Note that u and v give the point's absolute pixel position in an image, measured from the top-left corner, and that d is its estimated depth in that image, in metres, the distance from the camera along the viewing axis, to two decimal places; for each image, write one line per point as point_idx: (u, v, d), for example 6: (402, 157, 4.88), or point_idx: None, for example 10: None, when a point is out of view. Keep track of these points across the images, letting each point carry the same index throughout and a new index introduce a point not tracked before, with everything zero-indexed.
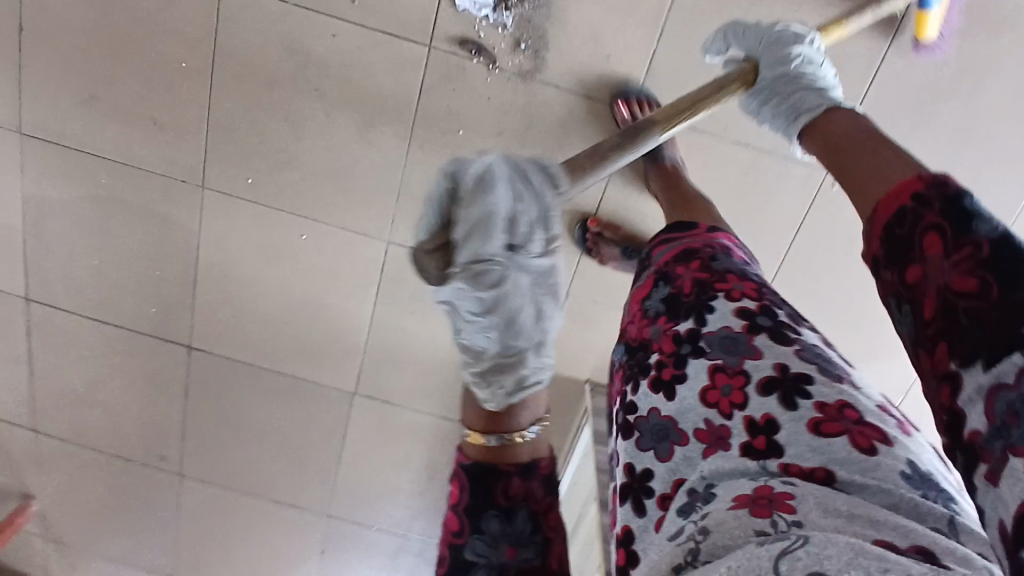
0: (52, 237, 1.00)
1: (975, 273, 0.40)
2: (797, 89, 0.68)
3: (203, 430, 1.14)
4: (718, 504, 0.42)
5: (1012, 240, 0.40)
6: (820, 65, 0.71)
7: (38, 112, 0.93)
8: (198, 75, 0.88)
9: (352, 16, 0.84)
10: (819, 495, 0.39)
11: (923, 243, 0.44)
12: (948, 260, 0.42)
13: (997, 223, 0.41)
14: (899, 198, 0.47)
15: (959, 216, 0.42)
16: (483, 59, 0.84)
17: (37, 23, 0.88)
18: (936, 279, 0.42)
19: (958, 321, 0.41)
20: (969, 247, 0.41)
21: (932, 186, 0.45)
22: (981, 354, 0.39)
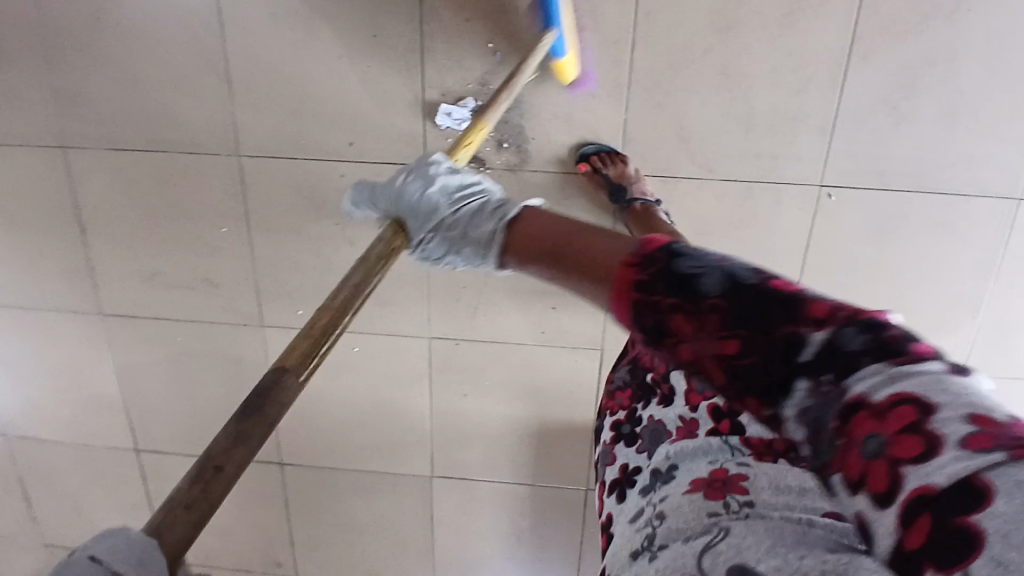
0: (146, 394, 1.14)
1: (733, 333, 0.41)
2: (468, 224, 0.66)
3: (306, 536, 1.23)
4: (680, 489, 0.56)
5: (732, 289, 0.42)
6: (457, 181, 0.69)
7: (114, 295, 1.07)
8: (237, 234, 1.01)
9: (352, 155, 0.94)
10: (771, 475, 0.51)
11: (671, 322, 0.45)
12: (705, 332, 0.42)
13: (714, 272, 0.44)
14: (622, 293, 0.48)
15: (681, 288, 0.44)
16: (475, 164, 0.93)
17: (97, 223, 1.03)
18: (705, 352, 0.43)
19: (746, 380, 0.41)
20: (711, 313, 0.42)
21: (648, 270, 0.47)
22: (777, 394, 0.39)
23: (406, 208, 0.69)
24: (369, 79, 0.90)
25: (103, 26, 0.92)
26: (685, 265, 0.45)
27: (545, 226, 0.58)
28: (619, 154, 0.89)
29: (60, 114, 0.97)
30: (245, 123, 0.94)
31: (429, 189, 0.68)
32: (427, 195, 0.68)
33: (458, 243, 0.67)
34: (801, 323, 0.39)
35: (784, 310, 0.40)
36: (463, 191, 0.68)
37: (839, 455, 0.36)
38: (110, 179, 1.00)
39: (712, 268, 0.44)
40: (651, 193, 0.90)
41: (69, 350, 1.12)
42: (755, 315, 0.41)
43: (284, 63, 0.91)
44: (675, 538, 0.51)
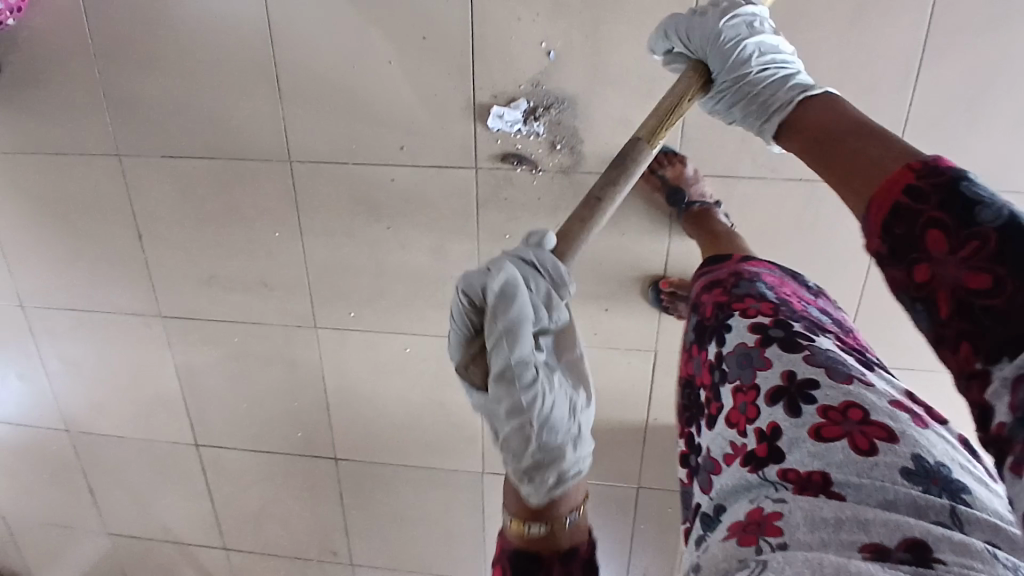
0: (205, 393, 1.17)
1: (988, 268, 0.41)
2: (768, 90, 0.67)
3: (361, 526, 1.26)
4: (718, 535, 0.50)
5: (1015, 228, 0.41)
6: (766, 44, 0.69)
7: (172, 297, 1.10)
8: (290, 238, 1.02)
9: (403, 159, 0.94)
10: (806, 508, 0.46)
11: (926, 240, 0.45)
12: (959, 259, 0.43)
13: (1002, 207, 0.42)
14: (890, 198, 0.48)
15: (962, 207, 0.43)
16: (528, 167, 0.91)
17: (154, 228, 1.05)
18: (949, 279, 0.43)
19: (981, 317, 0.41)
20: (975, 240, 0.42)
21: (928, 179, 0.46)
22: (1006, 350, 0.40)
23: (715, 48, 0.70)
24: (420, 83, 0.89)
25: (156, 34, 0.92)
26: (972, 189, 0.44)
27: (836, 115, 0.59)
28: (677, 155, 0.88)
29: (115, 122, 0.98)
30: (297, 129, 0.94)
31: (749, 42, 0.69)
32: (743, 48, 0.69)
33: (749, 99, 0.69)
34: None
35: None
36: (771, 63, 0.69)
37: None
38: (165, 185, 1.01)
39: (997, 202, 0.42)
40: (710, 194, 0.87)
41: (131, 349, 1.15)
42: None
43: (335, 70, 0.90)
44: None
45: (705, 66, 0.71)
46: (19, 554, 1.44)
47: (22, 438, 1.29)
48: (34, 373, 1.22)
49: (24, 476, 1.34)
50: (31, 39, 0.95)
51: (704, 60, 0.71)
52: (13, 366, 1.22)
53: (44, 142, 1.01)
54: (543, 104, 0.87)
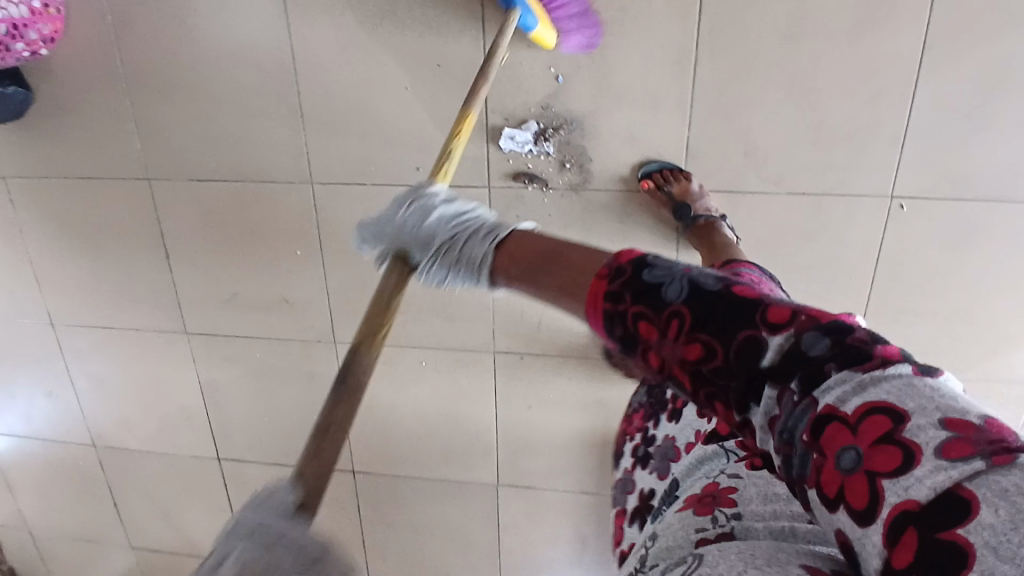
0: (227, 407, 1.21)
1: (697, 339, 0.45)
2: (465, 249, 0.71)
3: (378, 539, 1.27)
4: (677, 507, 0.61)
5: (694, 296, 0.47)
6: (455, 206, 0.75)
7: (196, 315, 1.14)
8: (310, 256, 1.06)
9: (418, 179, 0.98)
10: (760, 485, 0.56)
11: (641, 332, 0.49)
12: (669, 338, 0.47)
13: (678, 284, 0.48)
14: (595, 308, 0.53)
15: (651, 297, 0.49)
16: (538, 185, 0.94)
17: (179, 248, 1.09)
18: (673, 358, 0.47)
19: (713, 379, 0.45)
20: (674, 320, 0.47)
21: (617, 281, 0.52)
22: (749, 397, 0.43)
23: (410, 236, 0.74)
24: (433, 107, 0.93)
25: (186, 64, 0.97)
26: (651, 277, 0.50)
27: (536, 249, 0.65)
28: (680, 171, 0.90)
29: (145, 147, 1.03)
30: (317, 151, 0.99)
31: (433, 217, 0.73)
32: (431, 222, 0.73)
33: (456, 262, 0.72)
34: (760, 328, 0.43)
35: (745, 318, 0.44)
36: (469, 217, 0.75)
37: (815, 470, 0.39)
38: (191, 207, 1.06)
39: (675, 279, 0.49)
40: (714, 208, 0.90)
41: (156, 366, 1.20)
42: (717, 321, 0.45)
43: (352, 95, 0.94)
44: (666, 554, 0.55)
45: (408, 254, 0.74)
46: (47, 569, 1.48)
47: (50, 454, 1.33)
48: (63, 390, 1.26)
49: (51, 491, 1.38)
50: (68, 71, 1.01)
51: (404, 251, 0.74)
52: (43, 383, 1.26)
53: (77, 167, 1.07)
54: (552, 125, 0.91)
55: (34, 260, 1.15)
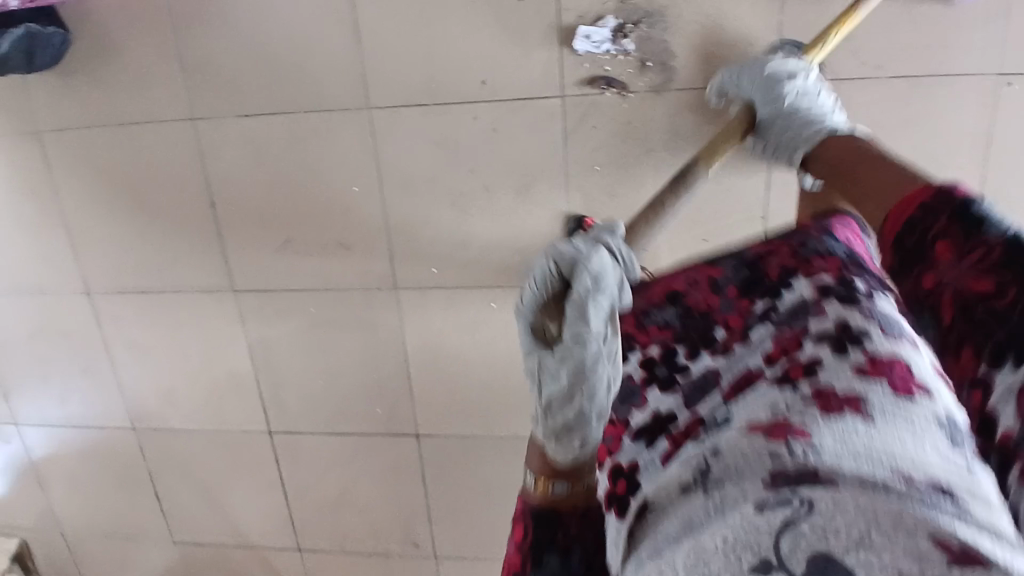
0: (280, 372, 1.13)
1: (990, 274, 0.45)
2: (791, 125, 0.73)
3: (446, 510, 1.18)
4: (732, 432, 0.45)
5: (1020, 240, 0.45)
6: (826, 92, 0.77)
7: (246, 270, 1.06)
8: (368, 193, 0.99)
9: (485, 95, 0.92)
10: (839, 431, 0.40)
11: (934, 250, 0.49)
12: (964, 263, 0.47)
13: (1005, 225, 0.46)
14: (892, 223, 0.53)
15: (971, 221, 0.47)
16: (616, 90, 0.89)
17: (227, 196, 1.02)
18: (953, 287, 0.47)
19: (991, 327, 0.45)
20: (983, 248, 0.46)
21: (936, 198, 0.50)
22: (1011, 352, 0.43)
23: (760, 90, 0.77)
24: (499, 11, 0.88)
25: None
26: (980, 207, 0.48)
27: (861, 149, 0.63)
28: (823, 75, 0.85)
29: (187, 83, 0.97)
30: (374, 72, 0.93)
31: (792, 86, 0.75)
32: (785, 89, 0.75)
33: (783, 133, 0.74)
34: None
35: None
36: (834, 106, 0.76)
37: None
38: (238, 146, 0.99)
39: (998, 218, 0.47)
40: None
41: (202, 330, 1.12)
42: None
43: (412, 6, 0.89)
44: (746, 476, 0.40)
45: (748, 113, 0.78)
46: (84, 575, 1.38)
47: (86, 442, 1.25)
48: (101, 366, 1.18)
49: (88, 485, 1.28)
50: (107, 6, 0.95)
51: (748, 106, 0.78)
52: (79, 359, 1.18)
53: (115, 111, 1.01)
54: (631, 20, 0.86)
55: (70, 220, 1.08)
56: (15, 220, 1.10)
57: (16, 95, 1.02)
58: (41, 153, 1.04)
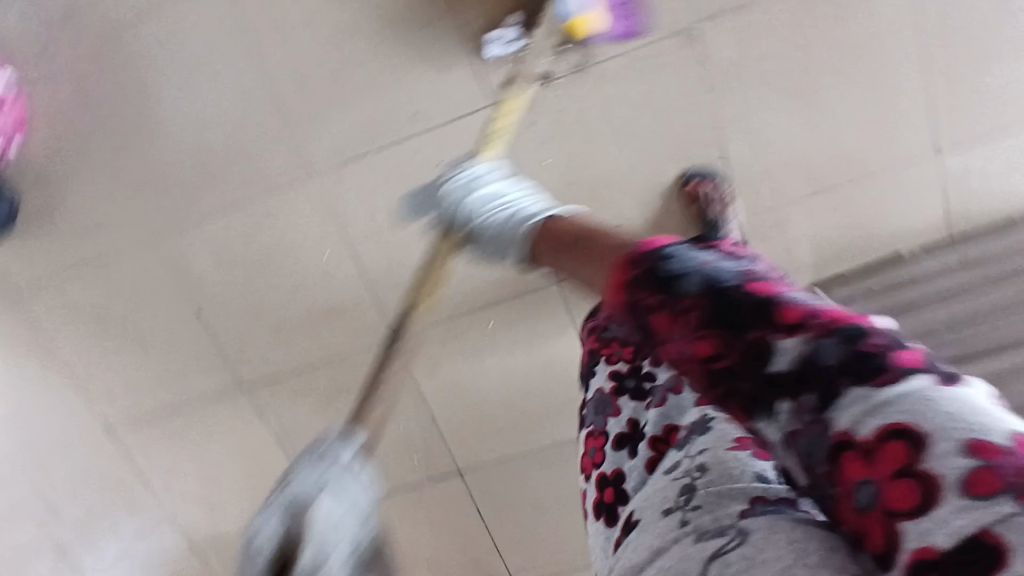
0: (311, 454, 1.12)
1: (707, 335, 0.39)
2: (498, 231, 0.75)
3: (514, 548, 1.12)
4: (720, 446, 0.50)
5: (710, 288, 0.39)
6: (501, 192, 0.79)
7: (250, 365, 1.07)
8: (340, 254, 0.99)
9: (419, 126, 0.93)
10: None
11: (654, 323, 0.42)
12: (681, 333, 0.40)
13: (695, 272, 0.40)
14: (616, 297, 0.45)
15: (666, 286, 0.41)
16: (542, 82, 0.91)
17: (209, 300, 1.03)
18: (683, 355, 0.40)
19: (725, 391, 0.38)
20: (683, 312, 0.40)
21: (635, 265, 0.44)
22: (758, 406, 0.37)
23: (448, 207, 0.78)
24: (409, 45, 0.90)
25: (157, 103, 0.95)
26: (670, 265, 0.42)
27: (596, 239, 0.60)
28: (719, 178, 0.93)
29: (142, 204, 0.99)
30: (311, 138, 0.95)
31: (468, 200, 0.78)
32: (468, 203, 0.78)
33: (485, 242, 0.77)
34: (770, 330, 0.36)
35: (760, 313, 0.37)
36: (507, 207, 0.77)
37: (838, 499, 0.34)
38: (206, 249, 1.01)
39: (692, 269, 0.41)
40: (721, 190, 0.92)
41: (227, 437, 1.12)
42: (731, 320, 0.38)
43: (329, 66, 0.92)
44: (727, 500, 0.45)
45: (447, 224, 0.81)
46: None
47: None
48: (141, 505, 1.16)
49: None
50: (49, 158, 0.99)
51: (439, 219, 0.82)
52: (116, 506, 1.16)
53: (81, 255, 1.02)
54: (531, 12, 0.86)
55: (71, 371, 1.09)
56: (21, 387, 1.11)
57: None
58: (27, 315, 1.06)
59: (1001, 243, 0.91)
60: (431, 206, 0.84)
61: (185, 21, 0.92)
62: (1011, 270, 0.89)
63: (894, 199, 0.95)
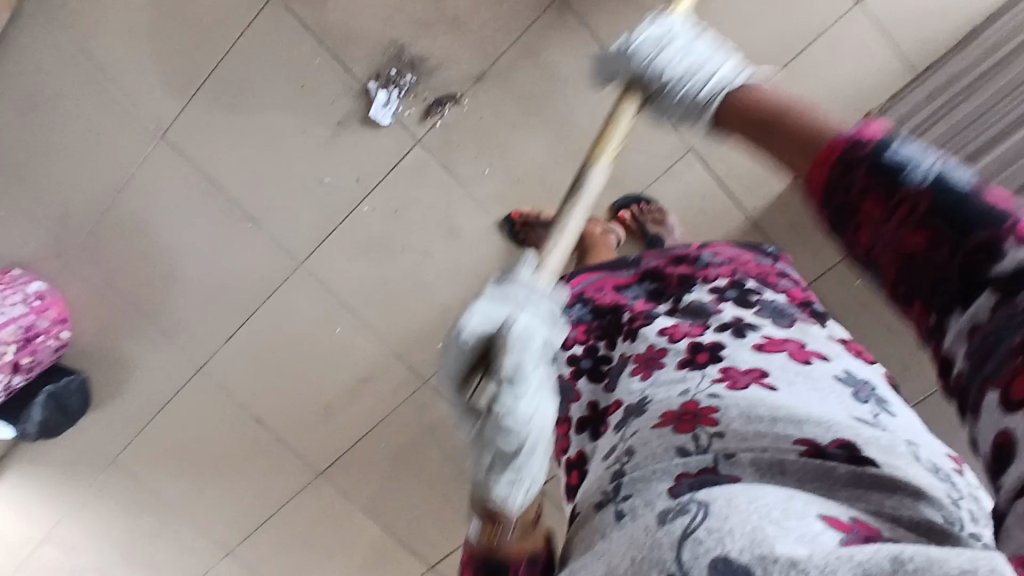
0: (401, 515, 1.19)
1: (927, 227, 0.36)
2: (685, 89, 0.62)
3: None
4: (649, 421, 0.52)
5: (946, 186, 0.36)
6: (700, 46, 0.66)
7: (317, 451, 1.15)
8: (350, 325, 1.08)
9: (368, 187, 1.01)
10: (741, 406, 0.48)
11: (863, 211, 0.39)
12: (892, 220, 0.38)
13: (927, 169, 0.37)
14: (820, 169, 0.41)
15: (889, 174, 0.38)
16: (449, 104, 0.97)
17: (262, 406, 1.13)
18: (890, 243, 0.38)
19: (926, 284, 0.37)
20: (909, 202, 0.37)
21: (862, 147, 0.39)
22: (956, 301, 0.35)
23: (639, 66, 0.67)
24: (329, 122, 0.99)
25: (156, 255, 1.07)
26: (893, 154, 0.38)
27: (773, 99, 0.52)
28: (652, 203, 0.98)
29: (179, 345, 1.11)
30: (284, 234, 1.04)
31: (652, 60, 0.66)
32: (655, 63, 0.66)
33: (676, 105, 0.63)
34: (1006, 235, 0.33)
35: (987, 213, 0.34)
36: (690, 75, 0.63)
37: (1010, 372, 0.31)
38: (242, 364, 1.11)
39: (914, 164, 0.37)
40: (666, 223, 0.97)
41: (324, 526, 1.20)
42: (964, 213, 0.35)
43: (272, 167, 1.01)
44: (654, 480, 0.45)
45: (638, 90, 0.68)
46: None
47: None
48: None
49: None
50: (90, 338, 1.12)
51: (633, 84, 0.68)
52: None
53: (149, 405, 1.15)
54: (390, 67, 0.96)
55: (182, 509, 1.21)
56: (148, 537, 1.24)
57: (86, 444, 1.19)
58: (127, 471, 1.20)
59: (964, 60, 0.88)
60: (615, 71, 0.70)
61: (145, 178, 1.04)
62: (977, 79, 0.86)
63: (825, 65, 0.93)
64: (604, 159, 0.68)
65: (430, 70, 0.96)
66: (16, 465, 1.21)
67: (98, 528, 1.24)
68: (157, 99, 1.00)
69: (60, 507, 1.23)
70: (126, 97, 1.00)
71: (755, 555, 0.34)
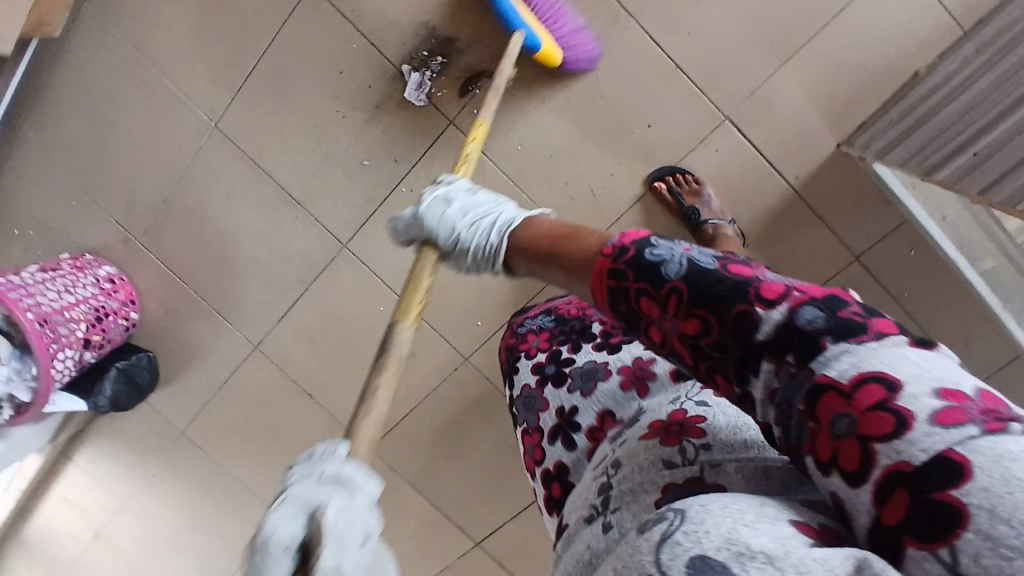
0: (447, 487, 1.22)
1: (697, 313, 0.37)
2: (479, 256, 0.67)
3: None
4: (638, 434, 0.54)
5: (698, 270, 0.38)
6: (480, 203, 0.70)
7: None
8: (392, 303, 1.11)
9: (405, 168, 1.03)
10: (724, 417, 0.50)
11: (640, 306, 0.41)
12: (668, 314, 0.39)
13: (681, 258, 0.39)
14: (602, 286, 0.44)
15: (649, 274, 0.40)
16: (481, 81, 0.99)
17: (313, 382, 1.19)
18: (671, 331, 0.39)
19: (717, 358, 0.37)
20: (675, 295, 0.38)
21: (621, 259, 0.42)
22: (747, 368, 0.36)
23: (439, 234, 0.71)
24: (365, 105, 1.02)
25: (213, 239, 1.14)
26: (652, 253, 0.41)
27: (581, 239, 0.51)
28: (687, 174, 0.96)
29: (235, 324, 1.18)
30: (328, 216, 1.08)
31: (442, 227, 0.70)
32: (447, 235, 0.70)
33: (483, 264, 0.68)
34: (750, 304, 0.35)
35: (739, 284, 0.36)
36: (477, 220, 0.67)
37: (810, 436, 0.33)
38: (293, 342, 1.17)
39: (674, 258, 0.40)
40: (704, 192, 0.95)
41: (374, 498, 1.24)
42: (718, 289, 0.37)
43: (314, 151, 1.05)
44: (642, 492, 0.47)
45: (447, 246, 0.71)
46: None
47: None
48: None
49: None
50: (158, 318, 1.19)
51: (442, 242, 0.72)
52: None
53: (212, 381, 1.22)
54: (421, 49, 0.98)
55: (243, 479, 1.28)
56: (215, 507, 1.32)
57: (155, 418, 1.27)
58: (194, 443, 1.28)
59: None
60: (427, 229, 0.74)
61: (199, 166, 1.10)
62: None
63: (864, 24, 0.90)
64: (410, 317, 0.62)
65: (461, 50, 0.98)
66: (90, 439, 1.31)
67: (170, 498, 1.33)
68: (208, 91, 1.06)
69: (131, 477, 1.32)
70: (179, 90, 1.06)
71: (732, 552, 0.31)
